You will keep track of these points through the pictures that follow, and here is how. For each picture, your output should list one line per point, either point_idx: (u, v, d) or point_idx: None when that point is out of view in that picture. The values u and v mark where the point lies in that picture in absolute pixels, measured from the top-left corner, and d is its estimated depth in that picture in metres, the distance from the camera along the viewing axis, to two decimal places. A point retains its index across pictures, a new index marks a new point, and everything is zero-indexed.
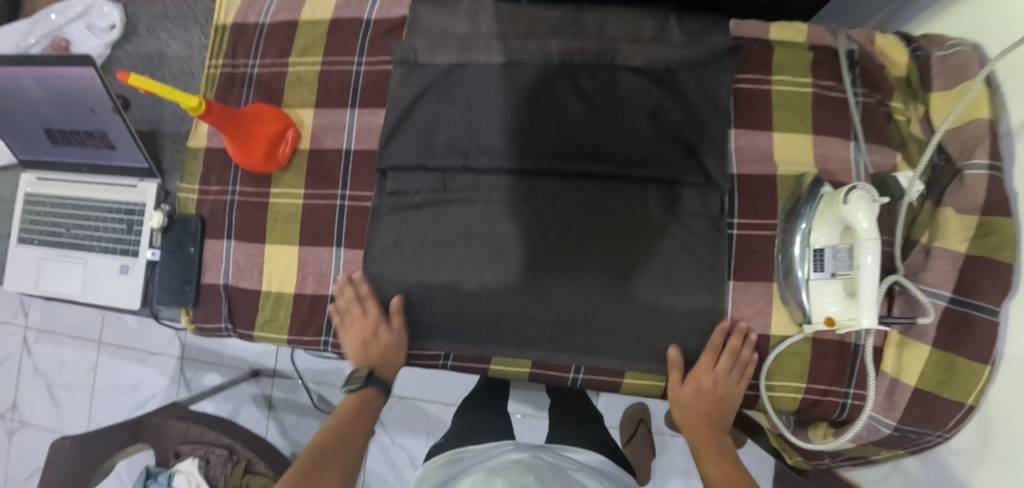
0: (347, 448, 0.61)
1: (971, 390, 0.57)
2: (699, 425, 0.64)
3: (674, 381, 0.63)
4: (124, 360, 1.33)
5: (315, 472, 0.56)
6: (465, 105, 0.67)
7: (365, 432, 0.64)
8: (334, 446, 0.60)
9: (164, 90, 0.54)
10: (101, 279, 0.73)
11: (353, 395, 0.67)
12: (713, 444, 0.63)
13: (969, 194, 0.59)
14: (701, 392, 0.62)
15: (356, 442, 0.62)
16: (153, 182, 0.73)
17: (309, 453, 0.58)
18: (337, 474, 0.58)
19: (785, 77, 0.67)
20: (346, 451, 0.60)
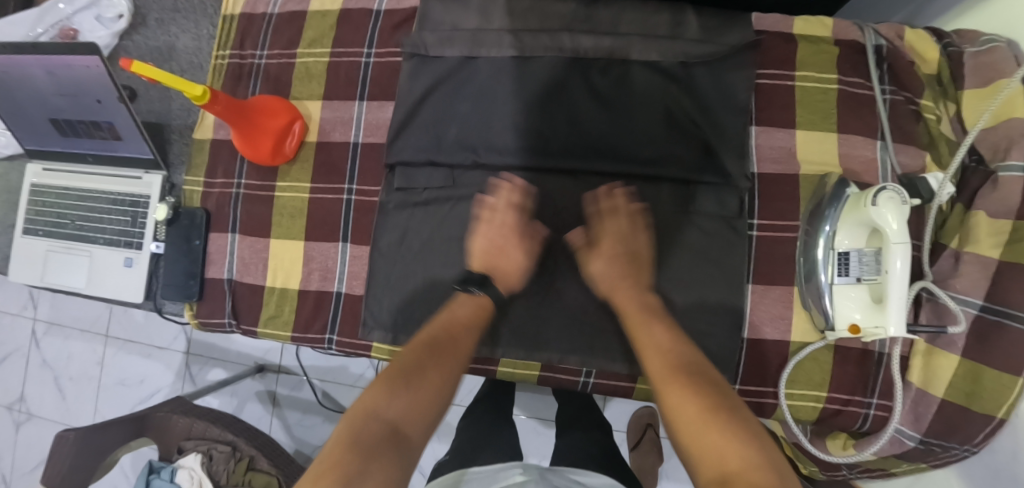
0: (455, 346, 0.53)
1: (1002, 404, 0.54)
2: (624, 299, 0.56)
3: (605, 276, 0.58)
4: (131, 353, 1.33)
5: (419, 370, 0.49)
6: (474, 100, 0.65)
7: (480, 328, 0.56)
8: (437, 342, 0.52)
9: (167, 78, 0.53)
10: (106, 272, 0.72)
11: (468, 297, 0.59)
12: (645, 314, 0.53)
13: (1003, 197, 0.56)
14: (625, 275, 0.58)
15: (461, 337, 0.54)
16: (159, 174, 0.72)
17: (414, 348, 0.52)
18: (442, 375, 0.50)
19: (808, 73, 0.64)
20: (458, 351, 0.52)
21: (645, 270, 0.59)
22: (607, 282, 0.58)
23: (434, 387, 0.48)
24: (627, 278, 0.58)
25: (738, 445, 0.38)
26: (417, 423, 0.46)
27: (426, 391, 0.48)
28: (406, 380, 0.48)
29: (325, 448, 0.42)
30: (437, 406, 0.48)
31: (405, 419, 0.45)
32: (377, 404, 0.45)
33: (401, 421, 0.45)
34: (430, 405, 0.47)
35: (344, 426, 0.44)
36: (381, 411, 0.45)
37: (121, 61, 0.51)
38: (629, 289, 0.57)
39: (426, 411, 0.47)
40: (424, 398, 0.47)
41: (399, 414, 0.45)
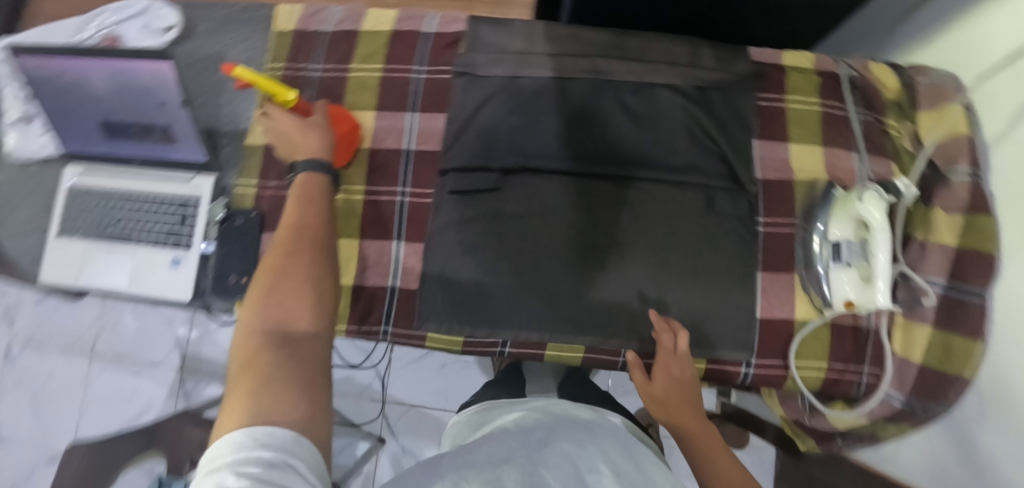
0: (312, 228, 0.50)
1: (968, 364, 0.65)
2: (685, 417, 0.62)
3: (657, 396, 0.65)
4: (119, 371, 1.29)
5: (287, 265, 0.46)
6: (519, 113, 0.73)
7: (320, 207, 0.52)
8: (295, 229, 0.49)
9: (259, 80, 0.57)
10: (151, 271, 0.73)
11: (300, 178, 0.54)
12: (689, 409, 0.63)
13: (954, 196, 0.70)
14: (680, 397, 0.64)
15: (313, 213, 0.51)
16: (210, 176, 0.75)
17: (273, 254, 0.47)
18: (310, 266, 0.47)
19: (797, 97, 0.76)
20: (318, 234, 0.50)
21: (679, 375, 0.65)
22: (661, 405, 0.64)
23: (305, 285, 0.46)
24: (684, 401, 0.63)
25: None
26: (308, 320, 0.44)
27: (308, 287, 0.46)
28: (271, 302, 0.44)
29: (234, 377, 0.40)
30: (328, 303, 0.46)
31: (302, 332, 0.43)
32: (264, 383, 0.39)
33: (294, 324, 0.44)
34: (313, 297, 0.45)
35: (243, 356, 0.41)
36: (270, 323, 0.43)
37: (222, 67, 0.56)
38: (687, 408, 0.63)
39: (313, 302, 0.45)
40: (311, 306, 0.45)
41: (294, 333, 0.43)
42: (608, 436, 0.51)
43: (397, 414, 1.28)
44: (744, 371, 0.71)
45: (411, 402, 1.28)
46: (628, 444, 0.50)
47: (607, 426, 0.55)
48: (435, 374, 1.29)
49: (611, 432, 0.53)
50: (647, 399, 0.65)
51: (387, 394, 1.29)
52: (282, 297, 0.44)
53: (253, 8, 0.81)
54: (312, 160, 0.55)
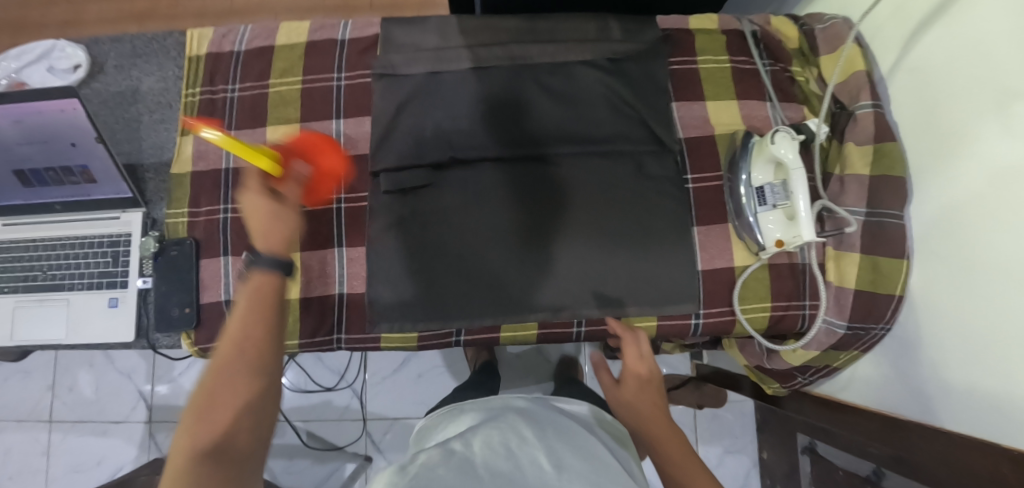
0: (263, 351, 0.43)
1: (896, 281, 0.71)
2: (670, 443, 0.57)
3: (633, 395, 0.66)
4: (81, 435, 1.23)
5: (230, 376, 0.41)
6: (443, 106, 0.74)
7: (275, 316, 0.45)
8: (246, 337, 0.43)
9: (235, 147, 0.52)
10: (89, 316, 0.71)
11: (253, 270, 0.46)
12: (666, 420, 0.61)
13: (861, 129, 0.74)
14: (653, 397, 0.65)
15: (260, 322, 0.44)
16: (138, 211, 0.73)
17: (225, 349, 0.43)
18: (256, 376, 0.42)
19: (707, 57, 0.79)
20: (262, 349, 0.43)
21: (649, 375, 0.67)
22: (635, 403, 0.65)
23: (246, 399, 0.41)
24: (655, 401, 0.65)
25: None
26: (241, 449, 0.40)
27: (245, 415, 0.41)
28: (203, 419, 0.39)
29: None
30: (263, 430, 0.42)
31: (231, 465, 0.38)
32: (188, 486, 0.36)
33: (229, 443, 0.39)
34: (253, 415, 0.41)
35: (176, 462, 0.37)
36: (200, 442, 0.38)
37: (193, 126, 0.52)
38: (659, 405, 0.65)
39: (244, 427, 0.40)
40: (246, 421, 0.40)
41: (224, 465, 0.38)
42: (557, 434, 0.53)
43: (380, 430, 1.26)
44: (694, 322, 0.73)
45: (393, 416, 1.27)
46: (575, 443, 0.52)
47: (556, 422, 0.57)
48: (413, 384, 1.28)
49: (561, 429, 0.55)
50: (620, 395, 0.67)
51: (367, 411, 1.27)
52: (220, 409, 0.40)
53: (161, 36, 0.80)
54: (270, 255, 0.46)
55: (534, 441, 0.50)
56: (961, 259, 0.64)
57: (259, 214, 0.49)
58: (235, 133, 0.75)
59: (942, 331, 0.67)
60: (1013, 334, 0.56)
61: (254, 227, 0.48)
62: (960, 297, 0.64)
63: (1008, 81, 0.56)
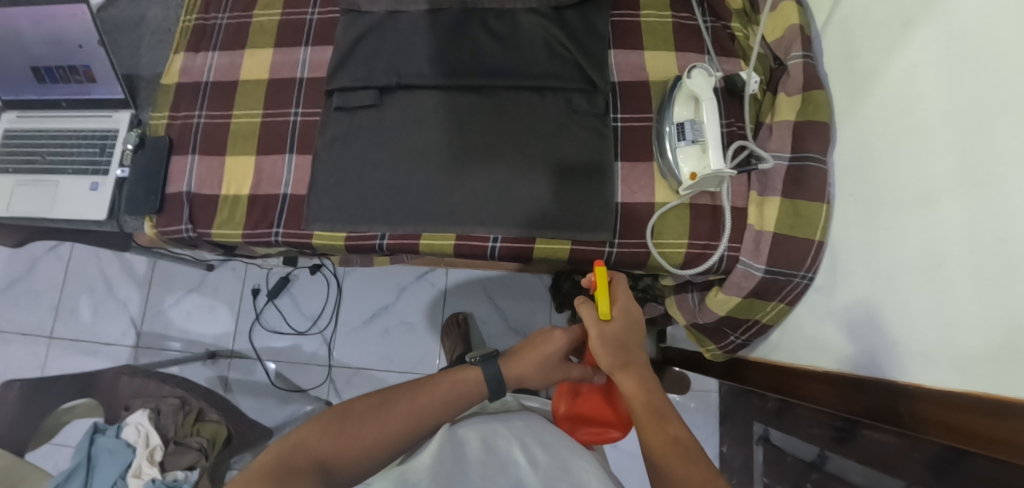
0: (422, 429, 0.57)
1: (815, 227, 0.71)
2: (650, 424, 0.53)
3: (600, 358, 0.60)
4: (77, 351, 1.35)
5: (385, 408, 0.57)
6: (396, 40, 0.82)
7: (451, 415, 0.59)
8: (415, 409, 0.58)
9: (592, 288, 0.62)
10: (72, 197, 0.81)
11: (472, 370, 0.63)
12: (659, 409, 0.55)
13: (793, 80, 0.75)
14: (619, 358, 0.59)
15: (427, 400, 0.59)
16: (127, 111, 0.84)
17: (415, 394, 0.59)
18: (395, 434, 0.56)
19: (650, 12, 0.84)
20: (422, 416, 0.58)
21: (628, 320, 0.62)
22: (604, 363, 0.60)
23: (368, 442, 0.54)
24: (624, 363, 0.59)
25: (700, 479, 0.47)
26: (352, 461, 0.53)
27: (374, 436, 0.55)
28: (348, 427, 0.55)
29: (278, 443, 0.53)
30: (372, 457, 0.54)
31: (344, 460, 0.53)
32: (312, 426, 0.55)
33: (350, 437, 0.54)
34: (367, 453, 0.54)
35: (331, 424, 0.55)
36: (322, 446, 0.53)
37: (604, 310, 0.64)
38: (633, 369, 0.58)
39: (365, 446, 0.54)
40: (368, 444, 0.54)
41: (343, 456, 0.53)
42: (532, 428, 0.58)
43: (343, 378, 1.31)
44: (609, 250, 0.76)
45: (357, 365, 1.31)
46: (542, 430, 0.58)
47: (534, 419, 0.62)
48: (378, 340, 1.32)
49: (531, 420, 0.61)
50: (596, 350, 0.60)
51: (333, 358, 1.32)
52: (359, 429, 0.55)
53: None
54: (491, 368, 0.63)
55: (514, 437, 0.55)
56: (871, 197, 0.65)
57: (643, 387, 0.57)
58: (218, 54, 0.86)
59: (860, 274, 0.67)
60: (916, 250, 0.57)
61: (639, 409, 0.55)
62: (872, 233, 0.65)
63: (909, 12, 0.59)
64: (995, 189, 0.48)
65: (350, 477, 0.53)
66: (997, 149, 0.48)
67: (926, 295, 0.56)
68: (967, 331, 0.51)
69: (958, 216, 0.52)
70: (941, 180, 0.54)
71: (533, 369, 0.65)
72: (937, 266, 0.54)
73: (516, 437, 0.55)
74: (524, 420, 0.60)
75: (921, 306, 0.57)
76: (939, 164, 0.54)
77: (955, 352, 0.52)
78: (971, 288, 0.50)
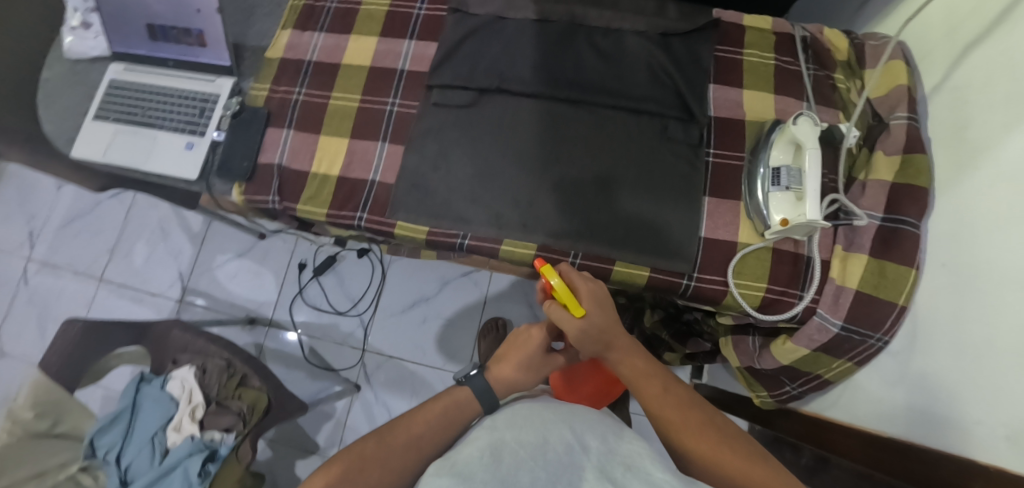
0: (425, 463, 0.51)
1: (901, 291, 0.70)
2: (650, 384, 0.56)
3: (578, 342, 0.59)
4: (123, 296, 1.38)
5: (381, 453, 0.49)
6: (502, 45, 0.83)
7: (449, 440, 0.52)
8: (412, 448, 0.50)
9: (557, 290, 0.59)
10: (166, 152, 0.84)
11: (462, 387, 0.56)
12: (649, 371, 0.58)
13: (894, 139, 0.75)
14: (598, 338, 0.59)
15: (425, 430, 0.51)
16: (230, 79, 0.87)
17: (410, 432, 0.51)
18: (395, 477, 0.49)
19: (753, 51, 0.84)
20: (421, 454, 0.51)
21: (602, 297, 0.62)
22: (588, 346, 0.59)
23: None
24: (605, 341, 0.59)
25: (705, 431, 0.51)
26: None
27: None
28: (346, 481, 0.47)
29: None
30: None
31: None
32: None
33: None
34: None
35: (331, 475, 0.47)
36: None
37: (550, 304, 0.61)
38: (621, 338, 0.60)
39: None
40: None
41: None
42: (569, 412, 0.49)
43: (375, 363, 1.32)
44: (685, 282, 0.75)
45: (390, 353, 1.32)
46: (576, 409, 0.50)
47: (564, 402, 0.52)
48: (415, 329, 1.33)
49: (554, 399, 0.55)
50: (576, 338, 0.59)
51: (368, 342, 1.33)
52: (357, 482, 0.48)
53: None
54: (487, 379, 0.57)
55: (555, 422, 0.46)
56: (967, 268, 0.64)
57: (626, 353, 0.59)
58: (324, 34, 0.88)
59: (945, 346, 0.65)
60: (1011, 335, 0.56)
61: (636, 377, 0.57)
62: (963, 306, 0.63)
63: None
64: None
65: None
66: None
67: (1015, 377, 0.55)
68: None
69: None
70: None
71: (520, 371, 0.60)
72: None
73: (550, 422, 0.46)
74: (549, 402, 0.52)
75: (1008, 388, 0.55)
76: None
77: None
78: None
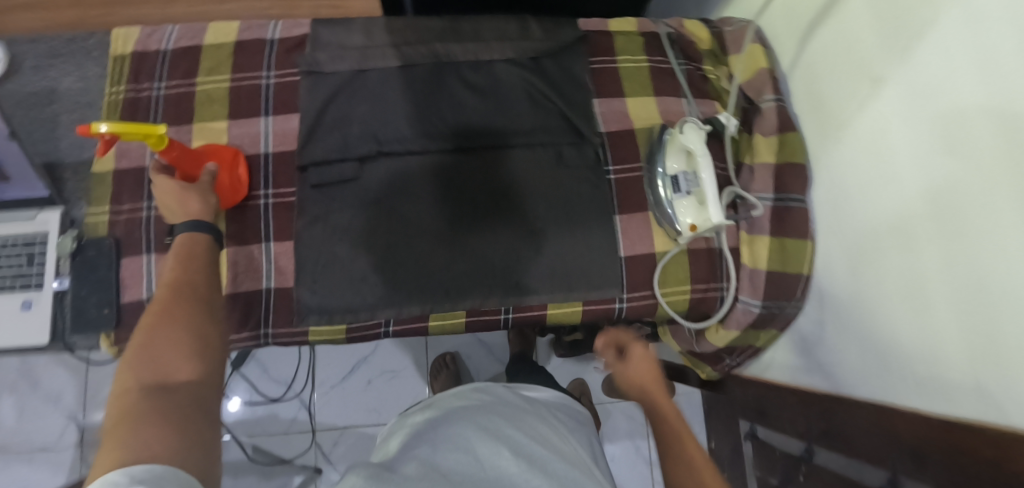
0: (205, 298, 0.52)
1: (803, 261, 0.76)
2: None
3: None
4: (3, 459, 1.17)
5: (163, 323, 0.47)
6: (370, 102, 0.75)
7: (209, 273, 0.55)
8: (180, 290, 0.51)
9: (125, 129, 0.56)
10: (2, 319, 0.70)
11: (187, 236, 0.57)
12: None
13: (767, 121, 0.79)
14: None
15: (199, 276, 0.53)
16: (56, 211, 0.72)
17: (169, 284, 0.52)
18: (199, 323, 0.49)
19: (626, 57, 0.84)
20: (202, 296, 0.52)
21: None
22: None
23: (181, 338, 0.47)
24: None
25: None
26: (189, 367, 0.46)
27: (191, 343, 0.47)
28: (153, 346, 0.46)
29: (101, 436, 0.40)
30: (210, 354, 0.48)
31: (185, 375, 0.45)
32: (135, 434, 0.38)
33: (174, 376, 0.45)
34: (201, 353, 0.47)
35: (132, 352, 0.45)
36: (144, 377, 0.44)
37: (84, 131, 0.54)
38: None
39: (196, 355, 0.47)
40: (191, 358, 0.46)
41: (182, 374, 0.45)
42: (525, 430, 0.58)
43: (330, 440, 1.23)
44: (618, 306, 0.76)
45: (342, 424, 1.23)
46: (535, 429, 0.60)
47: (512, 405, 0.65)
48: (361, 393, 1.25)
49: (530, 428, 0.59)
50: None
51: (316, 421, 1.23)
52: (162, 341, 0.46)
53: None
54: (193, 222, 0.58)
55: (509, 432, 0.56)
56: (851, 233, 0.69)
57: None
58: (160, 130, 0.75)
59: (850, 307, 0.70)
60: (895, 288, 0.62)
61: None
62: (857, 266, 0.69)
63: (876, 66, 0.63)
64: (973, 238, 0.51)
65: (220, 381, 0.48)
66: (972, 198, 0.50)
67: (907, 329, 0.60)
68: (953, 357, 0.54)
69: (939, 259, 0.55)
70: (917, 224, 0.58)
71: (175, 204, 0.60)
72: (919, 303, 0.58)
73: (498, 419, 0.59)
74: (500, 404, 0.64)
75: (901, 336, 0.61)
76: (917, 209, 0.57)
77: (934, 379, 0.56)
78: (954, 316, 0.53)
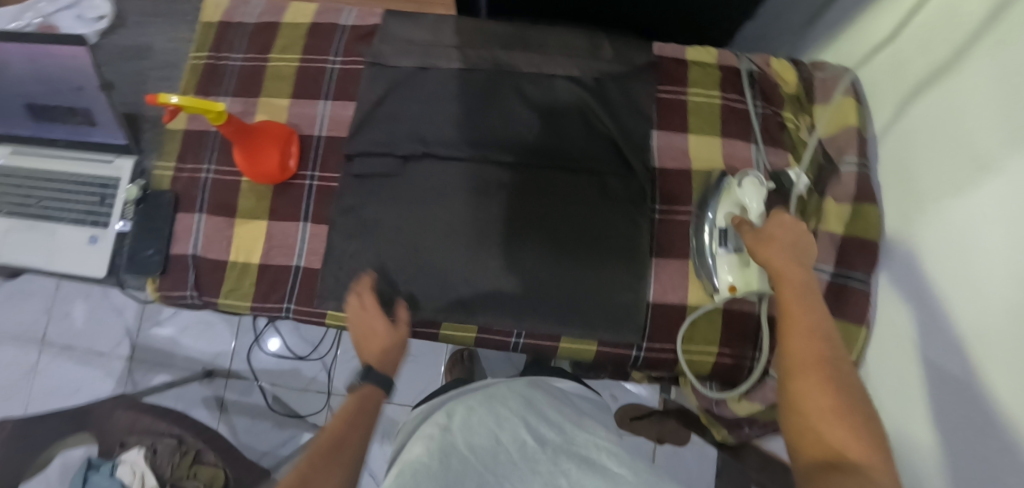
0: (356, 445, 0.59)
1: (853, 349, 0.68)
2: None
3: None
4: (69, 358, 1.32)
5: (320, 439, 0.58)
6: (425, 101, 0.76)
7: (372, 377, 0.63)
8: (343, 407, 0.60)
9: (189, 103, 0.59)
10: (68, 249, 0.76)
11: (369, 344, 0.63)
12: None
13: (842, 185, 0.72)
14: None
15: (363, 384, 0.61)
16: (130, 159, 0.79)
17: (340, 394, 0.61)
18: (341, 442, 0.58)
19: (697, 90, 0.79)
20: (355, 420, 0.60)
21: None
22: None
23: None
24: None
25: None
26: None
27: None
28: None
29: None
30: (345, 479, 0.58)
31: None
32: None
33: None
34: None
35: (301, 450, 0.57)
36: None
37: (152, 100, 0.57)
38: None
39: None
40: None
41: None
42: (531, 411, 0.55)
43: None
44: (635, 352, 0.73)
45: None
46: (540, 410, 0.56)
47: (536, 398, 0.59)
48: None
49: (535, 411, 0.56)
50: None
51: (333, 386, 1.28)
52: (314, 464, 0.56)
53: None
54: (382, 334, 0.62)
55: (512, 420, 0.52)
56: (912, 333, 0.61)
57: None
58: (229, 99, 0.79)
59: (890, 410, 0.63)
60: (942, 406, 0.54)
61: None
62: (909, 371, 0.60)
63: (981, 152, 0.54)
64: None
65: None
66: None
67: (950, 456, 0.52)
68: None
69: (999, 389, 0.47)
70: (983, 344, 0.49)
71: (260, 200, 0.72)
72: (967, 433, 0.50)
73: (523, 416, 0.53)
74: (521, 397, 0.58)
75: (944, 464, 0.53)
76: (987, 328, 0.49)
77: None
78: (995, 460, 0.46)
